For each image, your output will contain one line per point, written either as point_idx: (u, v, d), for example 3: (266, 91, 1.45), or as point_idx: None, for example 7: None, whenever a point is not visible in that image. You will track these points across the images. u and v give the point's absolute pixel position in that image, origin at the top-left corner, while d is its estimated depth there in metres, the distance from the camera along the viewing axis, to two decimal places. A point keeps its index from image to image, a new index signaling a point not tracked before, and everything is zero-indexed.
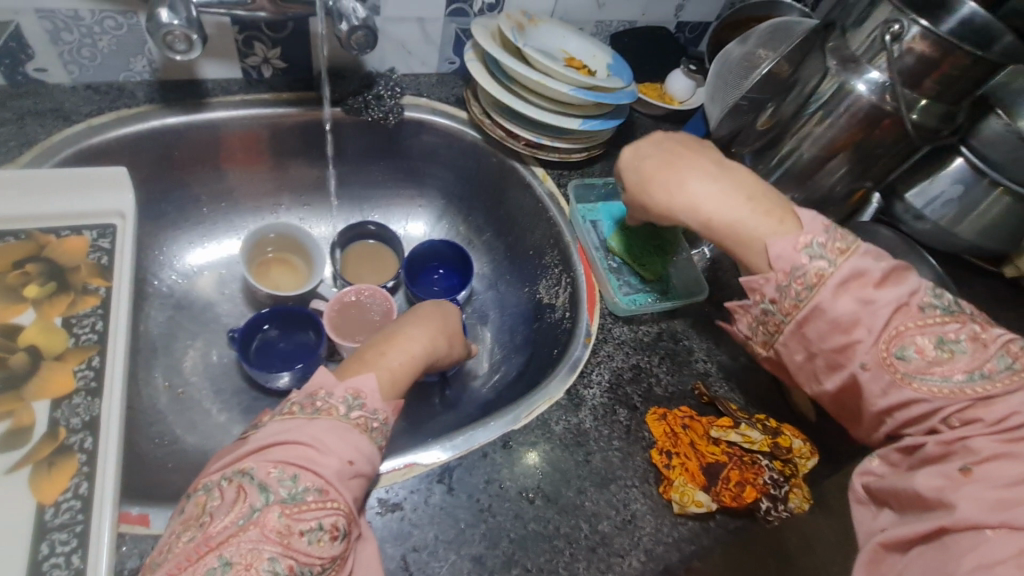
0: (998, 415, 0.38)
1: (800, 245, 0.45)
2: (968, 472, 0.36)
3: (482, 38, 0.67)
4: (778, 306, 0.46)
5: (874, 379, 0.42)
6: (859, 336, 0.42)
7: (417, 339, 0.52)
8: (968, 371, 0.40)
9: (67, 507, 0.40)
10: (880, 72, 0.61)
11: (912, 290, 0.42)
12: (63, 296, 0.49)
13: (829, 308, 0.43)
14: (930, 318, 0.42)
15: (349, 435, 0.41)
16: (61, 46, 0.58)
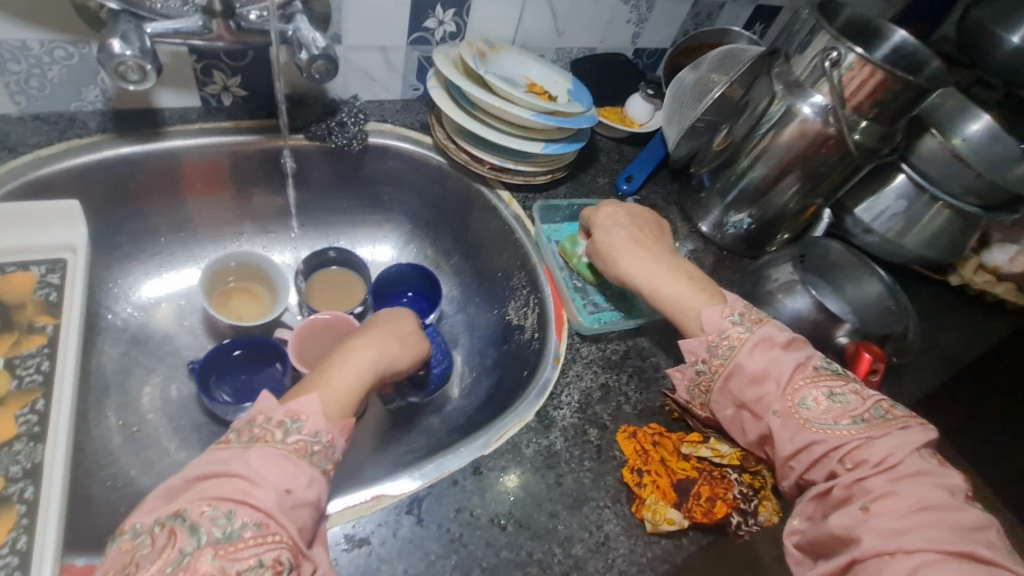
0: (878, 457, 0.44)
1: (725, 313, 0.52)
2: (868, 510, 0.42)
3: (444, 66, 0.68)
4: (708, 365, 0.51)
5: (783, 426, 0.47)
6: (769, 390, 0.48)
7: (365, 355, 0.51)
8: (854, 418, 0.46)
9: (3, 563, 0.37)
10: (823, 96, 0.65)
11: (806, 355, 0.50)
12: (7, 334, 0.46)
13: (747, 365, 0.49)
14: (821, 376, 0.48)
15: (283, 460, 0.40)
16: (7, 76, 0.56)
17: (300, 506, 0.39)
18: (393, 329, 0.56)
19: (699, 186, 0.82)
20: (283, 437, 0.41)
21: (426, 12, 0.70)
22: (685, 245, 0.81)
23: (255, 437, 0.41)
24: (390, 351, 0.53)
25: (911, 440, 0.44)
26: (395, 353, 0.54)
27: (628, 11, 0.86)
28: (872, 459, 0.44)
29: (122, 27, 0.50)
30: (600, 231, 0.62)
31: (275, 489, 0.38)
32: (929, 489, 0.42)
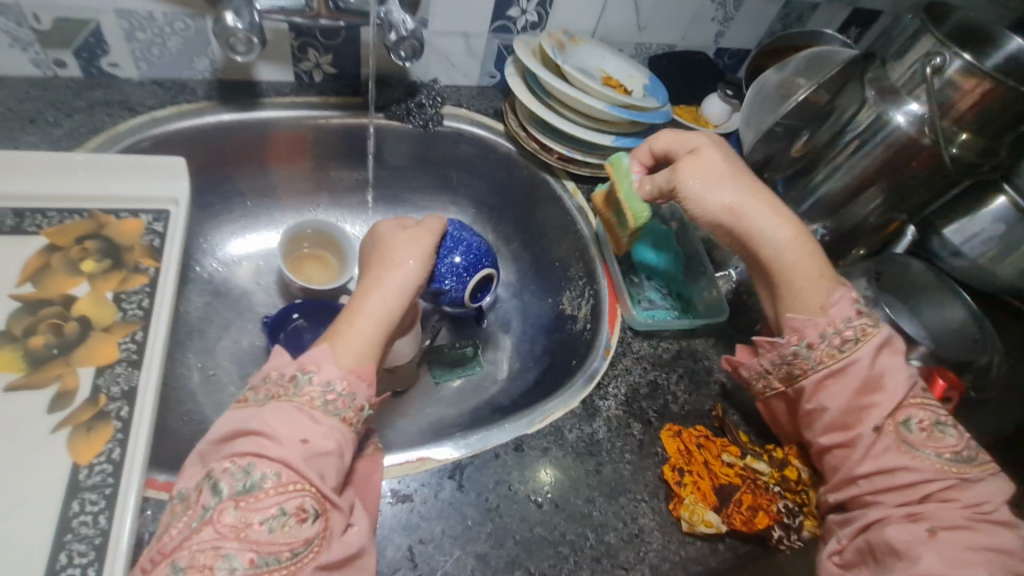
0: (972, 499, 0.44)
1: (853, 314, 0.49)
2: (933, 534, 0.42)
3: (524, 54, 0.70)
4: (812, 350, 0.49)
5: (878, 441, 0.46)
6: (879, 403, 0.47)
7: (380, 300, 0.51)
8: (952, 454, 0.46)
9: (99, 469, 0.41)
10: (919, 104, 0.61)
11: (914, 373, 0.49)
12: (116, 273, 0.50)
13: (864, 366, 0.47)
14: (925, 400, 0.48)
15: (296, 413, 0.41)
16: (134, 43, 0.62)
17: (321, 455, 0.40)
18: (399, 264, 0.54)
19: (772, 192, 0.78)
20: (294, 394, 0.42)
21: (511, 1, 0.72)
22: None
23: (271, 395, 0.43)
24: (402, 289, 0.53)
25: (998, 489, 0.45)
26: (404, 287, 0.53)
27: (714, 8, 0.84)
28: (946, 488, 0.44)
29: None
30: (720, 179, 0.54)
31: (290, 440, 0.40)
32: (1003, 534, 0.42)
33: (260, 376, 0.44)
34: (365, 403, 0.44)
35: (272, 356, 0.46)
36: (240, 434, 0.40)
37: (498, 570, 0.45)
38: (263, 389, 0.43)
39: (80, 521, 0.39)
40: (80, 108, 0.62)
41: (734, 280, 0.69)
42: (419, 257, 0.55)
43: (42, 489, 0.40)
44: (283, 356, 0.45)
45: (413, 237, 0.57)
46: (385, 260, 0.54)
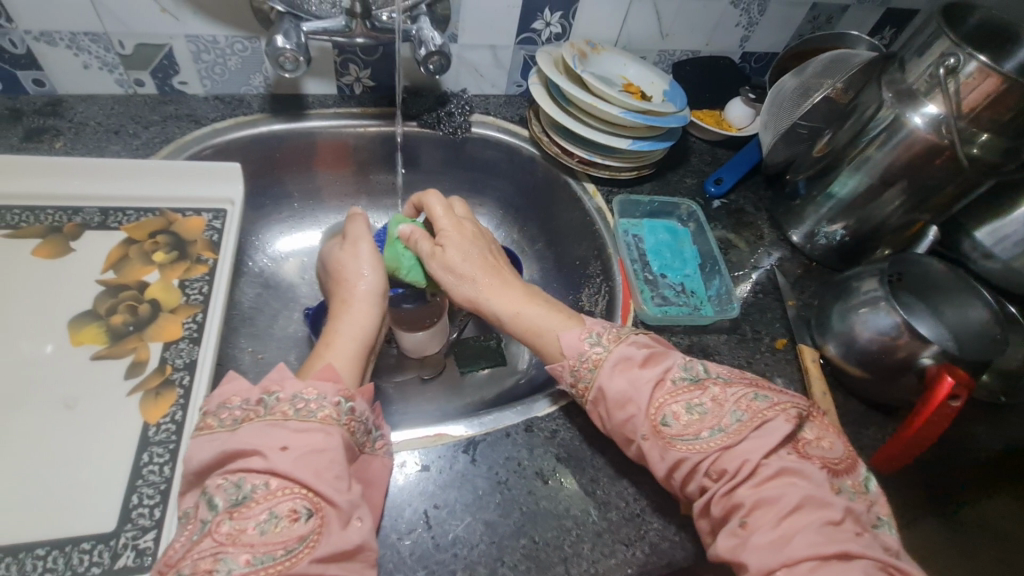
0: (736, 465, 0.44)
1: (584, 337, 0.53)
2: (745, 525, 0.42)
3: (546, 64, 0.74)
4: (576, 388, 0.53)
5: (653, 448, 0.48)
6: (635, 410, 0.49)
7: (352, 322, 0.55)
8: (713, 428, 0.46)
9: (165, 428, 0.48)
10: (937, 106, 0.61)
11: (665, 368, 0.50)
12: (181, 263, 0.58)
13: (608, 388, 0.50)
14: (681, 389, 0.49)
15: (270, 429, 0.42)
16: (200, 64, 0.71)
17: (310, 453, 0.42)
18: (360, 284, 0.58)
19: (794, 194, 0.80)
20: (264, 412, 0.43)
21: (535, 14, 0.77)
22: (772, 252, 0.79)
23: (239, 418, 0.44)
24: (369, 303, 0.57)
25: (766, 440, 0.45)
26: (368, 301, 0.57)
27: (737, 14, 0.86)
28: (727, 464, 0.45)
29: (285, 24, 0.62)
30: (448, 257, 0.59)
31: (271, 449, 0.41)
32: (792, 489, 0.42)
33: (213, 402, 0.45)
34: (339, 397, 0.46)
35: (221, 384, 0.46)
36: (229, 456, 0.42)
37: (505, 536, 0.49)
38: (226, 414, 0.44)
39: (148, 470, 0.46)
40: (155, 121, 0.71)
41: (751, 283, 0.75)
42: (371, 268, 0.59)
43: (118, 441, 0.46)
44: (243, 382, 0.46)
45: (360, 248, 0.60)
46: (345, 281, 0.58)
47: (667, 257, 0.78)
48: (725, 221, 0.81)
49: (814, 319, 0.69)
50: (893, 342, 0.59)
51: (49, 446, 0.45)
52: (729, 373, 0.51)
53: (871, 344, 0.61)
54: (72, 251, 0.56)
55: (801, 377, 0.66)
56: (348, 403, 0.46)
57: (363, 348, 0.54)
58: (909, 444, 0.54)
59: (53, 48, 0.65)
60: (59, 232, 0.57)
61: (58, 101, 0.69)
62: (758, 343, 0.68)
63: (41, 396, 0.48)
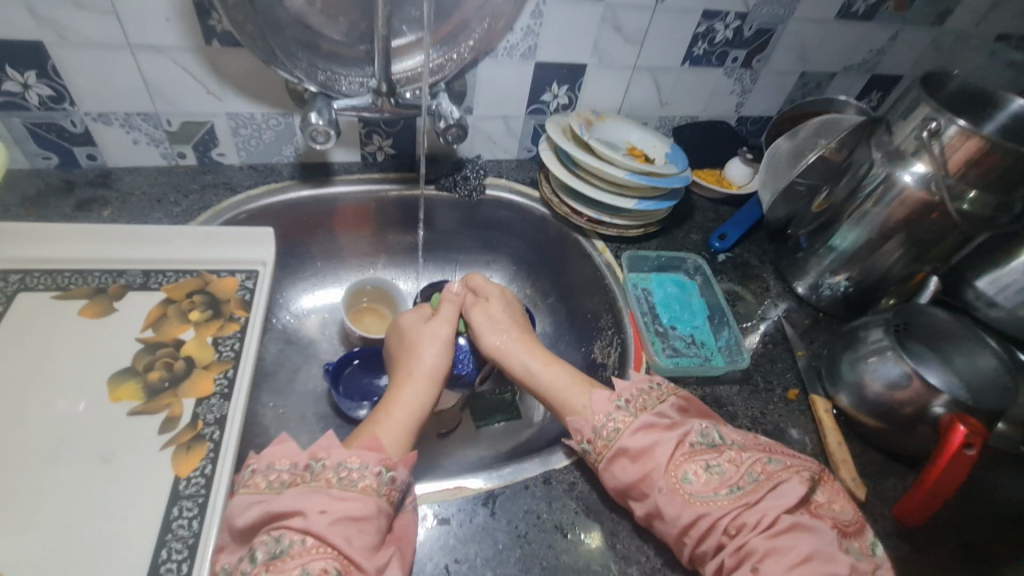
0: (756, 518, 0.46)
1: (613, 400, 0.56)
2: (757, 572, 0.43)
3: (555, 133, 0.80)
4: (593, 445, 0.55)
5: (669, 501, 0.49)
6: (653, 465, 0.50)
7: (412, 392, 0.60)
8: (730, 487, 0.48)
9: (195, 481, 0.49)
10: (924, 165, 0.65)
11: (684, 431, 0.52)
12: (215, 321, 0.61)
13: (629, 445, 0.52)
14: (698, 450, 0.51)
15: (311, 494, 0.45)
16: (238, 138, 0.77)
17: (345, 518, 0.44)
18: (425, 360, 0.64)
19: (795, 247, 0.83)
20: (310, 478, 0.46)
21: (544, 88, 0.83)
22: (779, 303, 0.81)
23: (286, 481, 0.46)
24: (430, 379, 0.62)
25: (781, 498, 0.46)
26: (429, 378, 0.62)
27: (731, 83, 0.92)
28: (743, 520, 0.46)
29: (318, 103, 0.67)
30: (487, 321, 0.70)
31: (311, 511, 0.44)
32: (804, 541, 0.44)
33: (263, 463, 0.48)
34: (381, 466, 0.48)
35: (275, 445, 0.49)
36: (273, 515, 0.44)
37: None
38: (274, 476, 0.47)
39: (178, 524, 0.47)
40: (194, 189, 0.77)
41: (760, 333, 0.76)
42: (439, 346, 0.65)
43: (150, 495, 0.48)
44: (291, 445, 0.49)
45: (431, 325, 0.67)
46: (412, 356, 0.64)
47: (676, 309, 0.80)
48: (731, 274, 0.84)
49: (824, 369, 0.70)
50: (905, 391, 0.60)
51: (84, 500, 0.47)
52: (744, 439, 0.52)
53: (884, 393, 0.62)
54: (115, 311, 0.60)
55: (816, 428, 0.66)
56: (388, 472, 0.48)
57: (415, 422, 0.58)
58: (930, 493, 0.54)
59: (109, 127, 0.71)
60: (105, 293, 0.61)
61: (107, 173, 0.75)
62: (770, 394, 0.69)
63: (78, 451, 0.50)
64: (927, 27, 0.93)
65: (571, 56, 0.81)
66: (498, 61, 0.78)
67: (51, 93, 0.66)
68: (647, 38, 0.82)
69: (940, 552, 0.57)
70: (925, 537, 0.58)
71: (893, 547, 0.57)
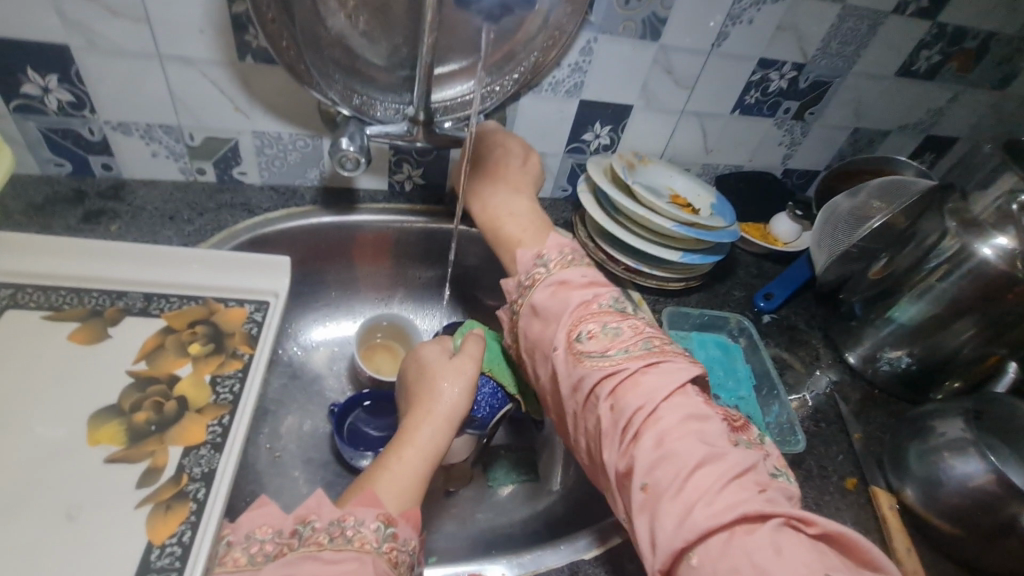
0: (637, 406, 0.45)
1: (536, 259, 0.60)
2: (646, 487, 0.42)
3: (597, 174, 0.75)
4: (515, 298, 0.59)
5: (566, 365, 0.50)
6: (555, 328, 0.53)
7: (427, 433, 0.53)
8: (623, 348, 0.49)
9: (169, 551, 0.42)
10: (1008, 239, 0.59)
11: (597, 317, 0.52)
12: (216, 356, 0.55)
13: (539, 304, 0.55)
14: (603, 312, 0.53)
15: (300, 562, 0.39)
16: (262, 158, 0.73)
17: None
18: (446, 397, 0.55)
19: (849, 314, 0.77)
20: (298, 545, 0.41)
21: (586, 127, 0.79)
22: (830, 375, 0.74)
23: (270, 554, 0.41)
24: (448, 419, 0.54)
25: (668, 382, 0.46)
26: (446, 420, 0.54)
27: (781, 134, 0.88)
28: (634, 419, 0.45)
29: (350, 128, 0.63)
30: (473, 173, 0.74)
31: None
32: (697, 445, 0.42)
33: (255, 532, 0.41)
34: (379, 522, 0.43)
35: (252, 509, 0.43)
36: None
37: None
38: (255, 548, 0.41)
39: None
40: (210, 208, 0.72)
41: (810, 408, 0.69)
42: (463, 382, 0.56)
43: (116, 565, 0.41)
44: (275, 508, 0.43)
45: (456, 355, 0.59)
46: (431, 390, 0.56)
47: (719, 373, 0.71)
48: (778, 338, 0.77)
49: (886, 457, 0.62)
50: (986, 496, 0.53)
51: (39, 565, 0.40)
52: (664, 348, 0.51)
53: (960, 495, 0.54)
54: (108, 337, 0.54)
55: (877, 526, 0.58)
56: (388, 527, 0.43)
57: (427, 470, 0.50)
58: None
59: (127, 138, 0.67)
60: (100, 316, 0.56)
61: (121, 185, 0.71)
62: (825, 482, 0.61)
63: (42, 504, 0.43)
64: (992, 90, 0.88)
65: (618, 96, 0.76)
66: (540, 95, 0.74)
67: (71, 98, 0.63)
68: (698, 83, 0.78)
69: None
70: None
71: None
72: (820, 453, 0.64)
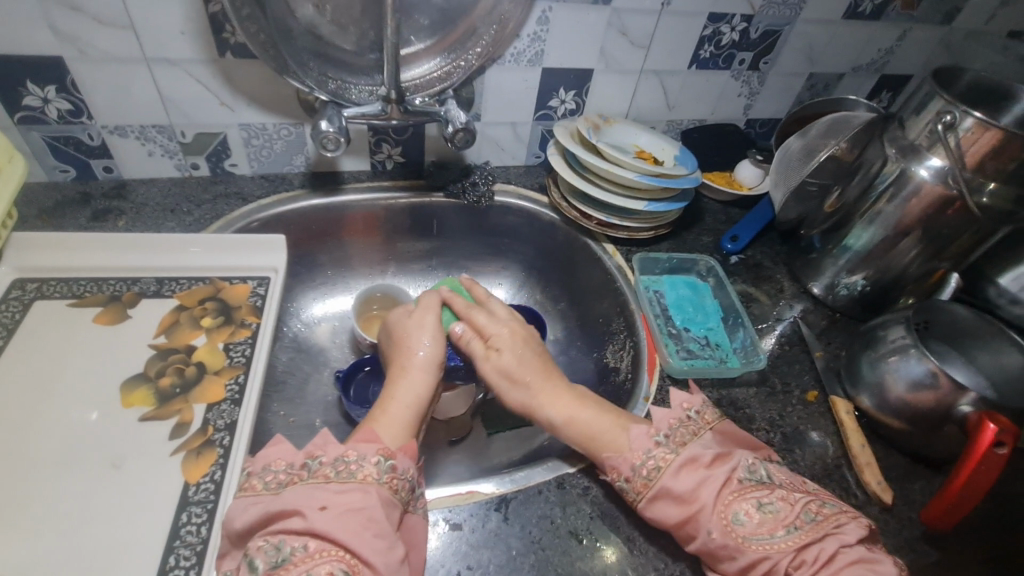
0: (815, 555, 0.44)
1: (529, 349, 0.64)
2: None
3: (564, 136, 0.80)
4: (631, 485, 0.52)
5: (720, 545, 0.47)
6: (698, 507, 0.48)
7: (408, 386, 0.58)
8: (787, 527, 0.46)
9: (204, 487, 0.49)
10: (941, 159, 0.64)
11: (731, 467, 0.49)
12: (226, 327, 0.61)
13: (673, 486, 0.49)
14: (748, 488, 0.48)
15: (312, 490, 0.45)
16: (250, 149, 0.78)
17: (348, 512, 0.44)
18: (418, 352, 0.61)
19: (809, 248, 0.82)
20: (308, 476, 0.46)
21: (551, 93, 0.84)
22: (795, 305, 0.80)
23: (283, 481, 0.47)
24: (426, 369, 0.60)
25: (844, 531, 0.45)
26: (424, 371, 0.60)
27: (739, 85, 0.92)
28: (796, 569, 0.44)
29: (327, 111, 0.68)
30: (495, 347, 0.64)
31: (311, 509, 0.44)
32: None
33: (279, 465, 0.48)
34: (379, 456, 0.48)
35: (270, 446, 0.49)
36: (274, 516, 0.44)
37: None
38: (271, 477, 0.47)
39: (187, 530, 0.46)
40: (206, 199, 0.78)
41: (776, 334, 0.75)
42: (429, 335, 0.62)
43: (159, 502, 0.47)
44: (287, 445, 0.49)
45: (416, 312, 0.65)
46: (403, 350, 0.62)
47: (689, 311, 0.79)
48: (745, 276, 0.83)
49: (844, 370, 0.68)
50: (929, 391, 0.58)
51: (94, 506, 0.47)
52: (791, 481, 0.51)
53: (906, 394, 0.60)
54: (129, 318, 0.60)
55: (837, 431, 0.64)
56: (387, 460, 0.48)
57: (415, 415, 0.56)
58: (962, 496, 0.52)
59: (124, 139, 0.73)
60: (119, 300, 0.62)
61: (123, 185, 0.76)
62: (789, 396, 0.67)
63: (89, 458, 0.50)
64: (937, 25, 0.92)
65: (577, 61, 0.81)
66: (505, 66, 0.78)
67: (69, 107, 0.68)
68: (653, 42, 0.82)
69: (972, 557, 0.55)
70: (955, 543, 0.56)
71: (922, 553, 0.55)
72: (785, 373, 0.70)
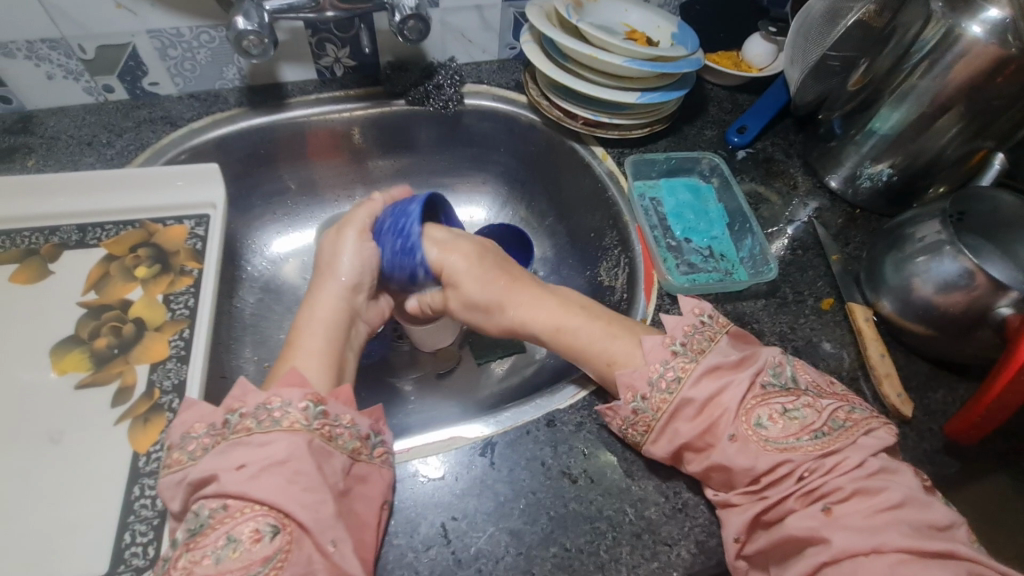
0: (846, 460, 0.40)
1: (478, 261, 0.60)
2: (830, 511, 0.39)
3: (538, 17, 0.66)
4: (648, 402, 0.46)
5: (741, 451, 0.43)
6: (720, 412, 0.44)
7: (316, 321, 0.55)
8: (813, 432, 0.42)
9: (155, 457, 0.45)
10: (1000, 10, 0.52)
11: (756, 369, 0.45)
12: (165, 276, 0.55)
13: (693, 394, 0.45)
14: (773, 394, 0.44)
15: (229, 450, 0.41)
16: (168, 61, 0.66)
17: (269, 468, 0.39)
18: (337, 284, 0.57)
19: (828, 135, 0.71)
20: (230, 434, 0.42)
21: None
22: (810, 203, 0.71)
23: (208, 445, 0.42)
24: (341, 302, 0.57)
25: (876, 439, 0.41)
26: (338, 309, 0.56)
27: None
28: (811, 476, 0.41)
29: (245, 4, 0.56)
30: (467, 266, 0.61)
31: (227, 471, 0.40)
32: (892, 485, 0.39)
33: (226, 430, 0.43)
34: (307, 401, 0.44)
35: (185, 411, 0.45)
36: (196, 484, 0.40)
37: (533, 546, 0.44)
38: (194, 445, 0.42)
39: (139, 503, 0.43)
40: (128, 127, 0.67)
41: (787, 238, 0.67)
42: (353, 265, 0.58)
43: (108, 475, 0.44)
44: (204, 408, 0.44)
45: (345, 240, 0.60)
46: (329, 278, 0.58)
47: (690, 219, 0.72)
48: (754, 173, 0.73)
49: (863, 273, 0.61)
50: (961, 294, 0.52)
51: (35, 485, 0.43)
52: (817, 384, 0.46)
53: (933, 298, 0.53)
54: (51, 274, 0.54)
55: (854, 340, 0.58)
56: (318, 406, 0.44)
57: (341, 348, 0.54)
58: (996, 407, 0.47)
59: (13, 60, 0.61)
60: (37, 254, 0.54)
61: (28, 117, 0.66)
62: (801, 307, 0.61)
63: (24, 432, 0.45)
64: None
65: None
66: None
67: None
68: None
69: (984, 462, 0.52)
70: (978, 455, 0.52)
71: (941, 465, 0.51)
72: (800, 280, 0.63)
